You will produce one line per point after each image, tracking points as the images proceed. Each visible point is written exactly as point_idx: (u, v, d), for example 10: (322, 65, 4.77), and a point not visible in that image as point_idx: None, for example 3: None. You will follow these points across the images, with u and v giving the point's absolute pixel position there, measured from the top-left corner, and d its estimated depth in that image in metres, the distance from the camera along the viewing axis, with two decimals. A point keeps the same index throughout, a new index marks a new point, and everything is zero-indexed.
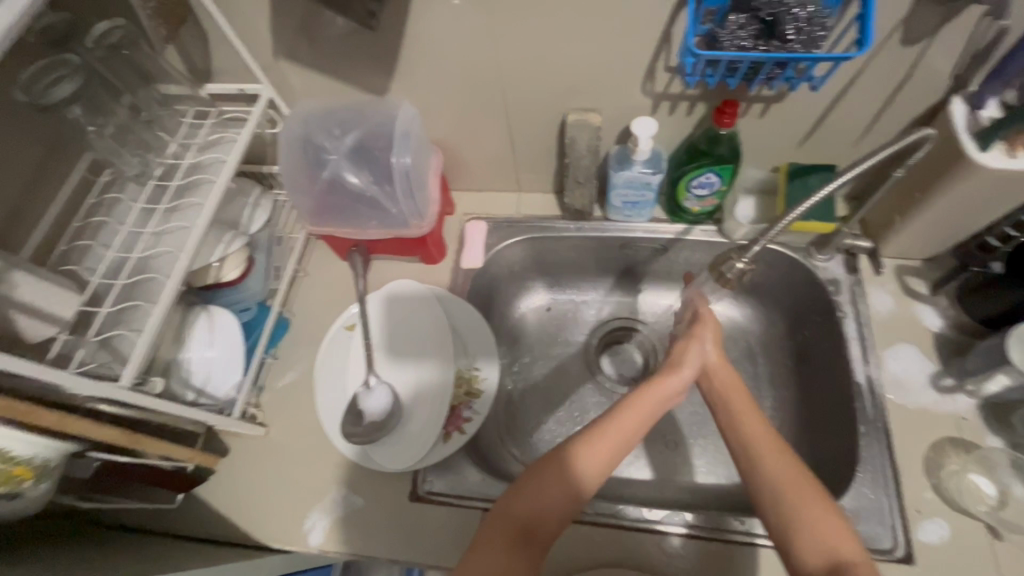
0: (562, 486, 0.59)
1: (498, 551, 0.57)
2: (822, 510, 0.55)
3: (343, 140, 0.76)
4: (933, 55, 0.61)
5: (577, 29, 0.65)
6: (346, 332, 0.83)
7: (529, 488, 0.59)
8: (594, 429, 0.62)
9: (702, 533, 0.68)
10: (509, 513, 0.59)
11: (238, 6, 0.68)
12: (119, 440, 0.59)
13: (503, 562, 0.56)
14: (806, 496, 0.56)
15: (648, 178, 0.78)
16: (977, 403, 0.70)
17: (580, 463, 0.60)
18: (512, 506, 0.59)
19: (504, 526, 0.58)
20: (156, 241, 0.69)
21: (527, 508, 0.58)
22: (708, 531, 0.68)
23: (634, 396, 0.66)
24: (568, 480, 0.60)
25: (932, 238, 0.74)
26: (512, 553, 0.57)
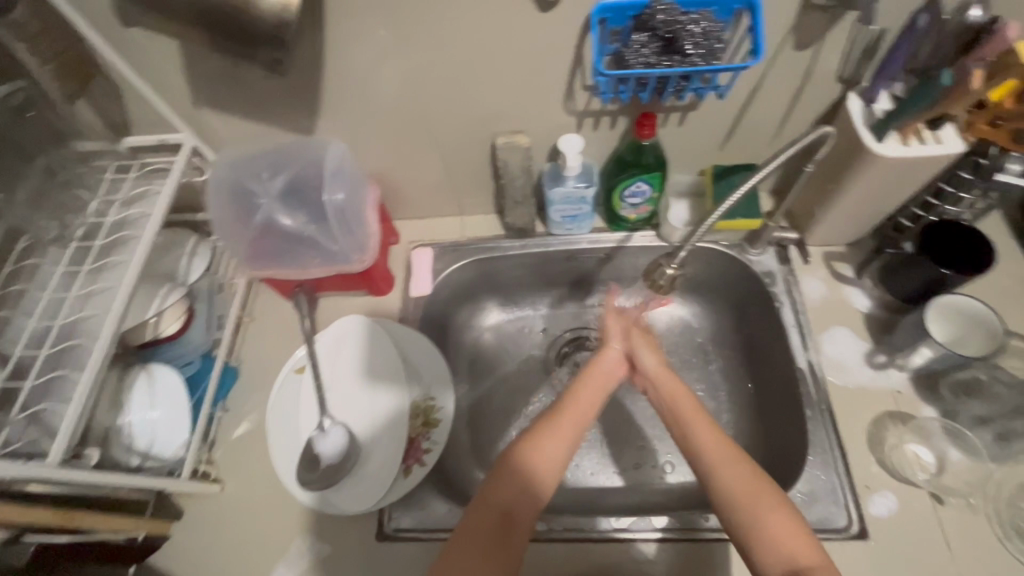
0: (524, 479, 0.62)
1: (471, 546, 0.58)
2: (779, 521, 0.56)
3: (272, 183, 0.76)
4: (824, 58, 0.66)
5: (493, 57, 0.67)
6: (296, 375, 0.80)
7: (498, 479, 0.62)
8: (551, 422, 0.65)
9: (675, 534, 0.69)
10: (484, 504, 0.61)
11: (148, 58, 0.67)
12: (53, 520, 0.56)
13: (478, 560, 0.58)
14: (761, 500, 0.57)
15: (582, 192, 0.80)
16: (909, 375, 0.74)
17: (535, 452, 0.63)
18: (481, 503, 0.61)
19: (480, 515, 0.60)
20: (83, 304, 0.66)
21: (502, 500, 0.61)
22: (680, 531, 0.69)
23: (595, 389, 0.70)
24: (523, 472, 0.62)
25: (850, 224, 0.78)
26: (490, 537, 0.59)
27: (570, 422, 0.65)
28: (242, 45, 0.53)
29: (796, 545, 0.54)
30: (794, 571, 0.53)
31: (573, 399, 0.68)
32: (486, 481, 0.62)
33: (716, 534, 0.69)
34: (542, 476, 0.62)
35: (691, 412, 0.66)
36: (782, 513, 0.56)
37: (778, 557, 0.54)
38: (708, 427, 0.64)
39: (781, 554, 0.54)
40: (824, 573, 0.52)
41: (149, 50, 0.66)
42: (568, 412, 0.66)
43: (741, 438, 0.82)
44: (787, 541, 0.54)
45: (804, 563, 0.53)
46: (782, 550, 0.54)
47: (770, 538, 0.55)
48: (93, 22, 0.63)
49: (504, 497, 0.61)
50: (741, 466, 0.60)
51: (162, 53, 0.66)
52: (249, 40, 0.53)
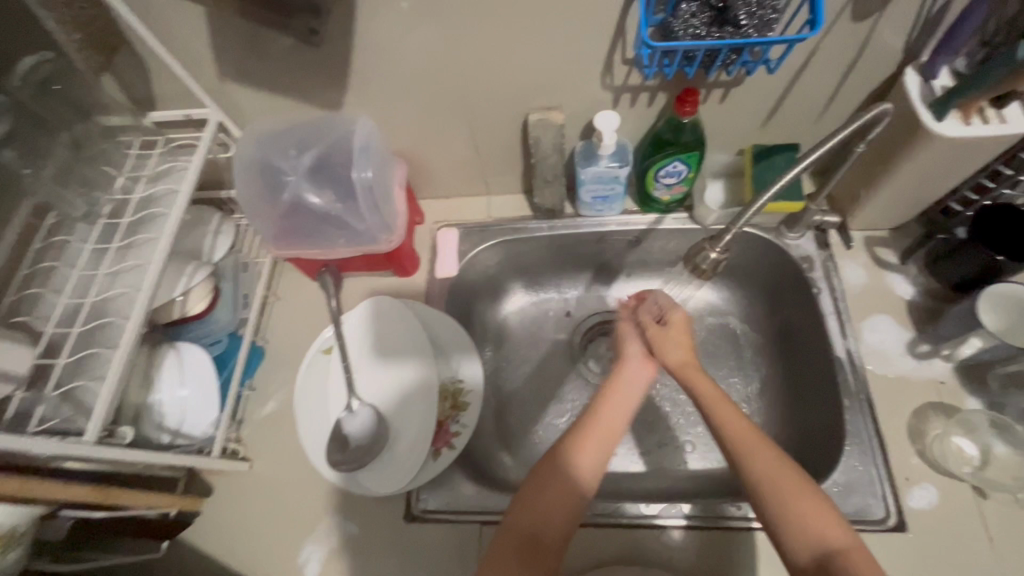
0: (560, 492, 0.60)
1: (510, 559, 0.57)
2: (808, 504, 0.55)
3: (300, 160, 0.74)
4: (883, 30, 0.62)
5: (530, 29, 0.64)
6: (324, 356, 0.79)
7: (536, 491, 0.60)
8: (583, 433, 0.63)
9: (699, 522, 0.68)
10: (516, 525, 0.59)
11: (175, 28, 0.65)
12: (90, 497, 0.56)
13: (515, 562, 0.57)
14: (790, 485, 0.56)
15: (616, 172, 0.77)
16: (953, 365, 0.72)
17: (575, 464, 0.61)
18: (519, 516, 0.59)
19: (514, 539, 0.58)
20: (112, 281, 0.66)
21: (534, 516, 0.59)
22: (704, 520, 0.69)
23: (622, 403, 0.66)
24: (565, 482, 0.60)
25: (896, 208, 0.75)
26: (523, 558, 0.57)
27: (596, 440, 0.63)
28: (275, 14, 0.51)
29: (825, 527, 0.53)
30: (826, 557, 0.52)
31: (602, 412, 0.64)
32: (524, 493, 0.61)
33: (741, 523, 0.68)
34: (581, 483, 0.61)
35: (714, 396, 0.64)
36: (812, 496, 0.55)
37: (810, 539, 0.53)
38: (730, 410, 0.62)
39: (811, 536, 0.53)
40: (856, 555, 0.52)
41: (176, 20, 0.63)
42: (597, 425, 0.63)
43: (773, 426, 0.80)
44: (819, 524, 0.53)
45: (836, 545, 0.53)
46: (812, 533, 0.53)
47: (802, 522, 0.54)
48: None
49: (541, 511, 0.59)
50: (766, 448, 0.58)
51: (188, 23, 0.64)
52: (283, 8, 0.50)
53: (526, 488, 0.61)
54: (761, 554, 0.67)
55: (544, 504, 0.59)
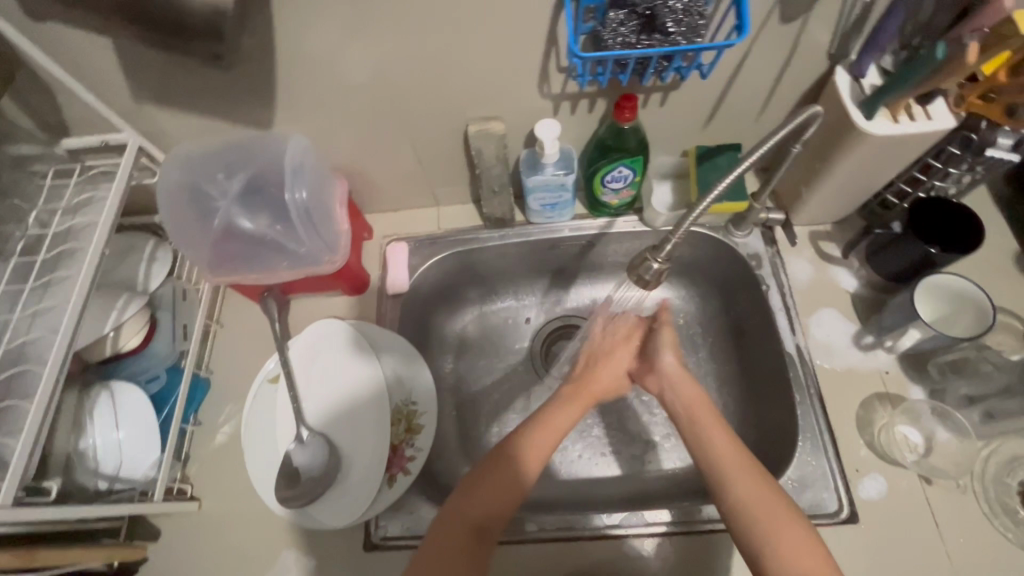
0: (510, 478, 0.61)
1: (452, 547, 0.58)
2: (789, 531, 0.55)
3: (230, 184, 0.71)
4: (812, 30, 0.62)
5: (460, 40, 0.62)
6: (270, 385, 0.76)
7: (485, 480, 0.61)
8: (541, 424, 0.65)
9: (677, 529, 0.69)
10: (465, 512, 0.59)
11: (78, 51, 0.60)
12: (13, 563, 0.53)
13: (456, 556, 0.57)
14: (778, 514, 0.56)
15: (562, 179, 0.76)
16: (897, 356, 0.73)
17: (526, 457, 0.62)
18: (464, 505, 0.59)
19: (460, 526, 0.59)
20: (31, 323, 0.61)
21: (483, 504, 0.59)
22: (682, 525, 0.69)
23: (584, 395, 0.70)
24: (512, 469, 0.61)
25: (838, 203, 0.76)
26: (467, 543, 0.58)
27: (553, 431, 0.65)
28: (175, 38, 0.47)
29: (810, 560, 0.53)
30: None
31: (558, 411, 0.67)
32: (471, 481, 0.61)
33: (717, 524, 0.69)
34: (527, 468, 0.62)
35: (707, 419, 0.64)
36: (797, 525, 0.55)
37: (791, 574, 0.52)
38: (724, 437, 0.63)
39: (795, 568, 0.53)
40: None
41: (78, 42, 0.59)
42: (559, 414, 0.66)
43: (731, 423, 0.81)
44: (801, 556, 0.53)
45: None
46: (792, 563, 0.53)
47: (784, 554, 0.53)
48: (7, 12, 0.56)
49: (486, 501, 0.60)
50: (756, 478, 0.59)
51: (91, 46, 0.59)
52: (183, 33, 0.47)
53: (475, 477, 0.61)
54: (733, 554, 0.68)
55: (490, 492, 0.60)
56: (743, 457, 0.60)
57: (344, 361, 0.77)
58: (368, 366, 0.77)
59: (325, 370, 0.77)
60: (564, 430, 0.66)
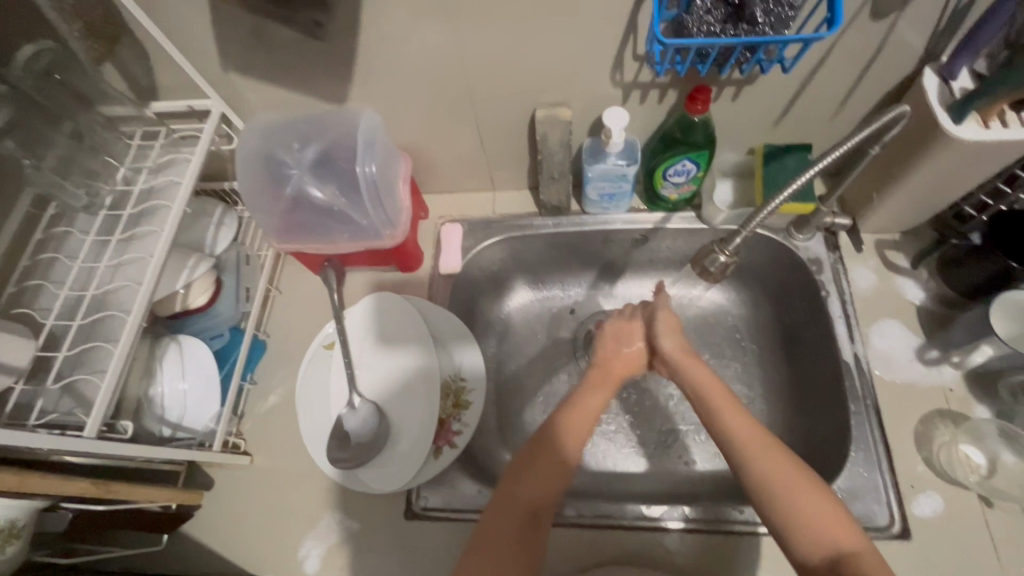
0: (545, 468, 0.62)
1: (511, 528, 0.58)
2: (810, 503, 0.54)
3: (304, 153, 0.73)
4: (904, 28, 0.60)
5: (539, 23, 0.63)
6: (325, 351, 0.78)
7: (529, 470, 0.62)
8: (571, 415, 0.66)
9: (698, 525, 0.68)
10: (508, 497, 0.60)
11: (176, 19, 0.64)
12: (90, 492, 0.56)
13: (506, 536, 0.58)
14: (799, 486, 0.55)
15: (624, 170, 0.76)
16: (963, 372, 0.71)
17: (562, 449, 0.63)
18: (514, 490, 0.60)
19: (505, 510, 0.59)
20: (114, 274, 0.65)
21: (529, 490, 0.60)
22: (706, 523, 0.68)
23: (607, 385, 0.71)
24: (553, 459, 0.62)
25: (911, 211, 0.73)
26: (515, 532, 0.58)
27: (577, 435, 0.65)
28: None
29: (833, 531, 0.52)
30: (837, 560, 0.51)
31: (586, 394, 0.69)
32: (519, 467, 0.62)
33: (744, 526, 0.68)
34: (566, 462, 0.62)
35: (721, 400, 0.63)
36: (821, 500, 0.54)
37: (816, 539, 0.52)
38: (736, 410, 0.62)
39: (817, 539, 0.52)
40: (867, 559, 0.50)
41: (178, 10, 0.62)
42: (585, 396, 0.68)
43: (777, 429, 0.80)
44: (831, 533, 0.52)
45: (845, 549, 0.51)
46: (818, 535, 0.52)
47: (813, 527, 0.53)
48: None
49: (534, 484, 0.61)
50: (768, 451, 0.58)
51: (189, 13, 0.62)
52: None
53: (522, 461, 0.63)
54: (752, 557, 0.67)
55: (525, 489, 0.60)
56: (759, 436, 0.59)
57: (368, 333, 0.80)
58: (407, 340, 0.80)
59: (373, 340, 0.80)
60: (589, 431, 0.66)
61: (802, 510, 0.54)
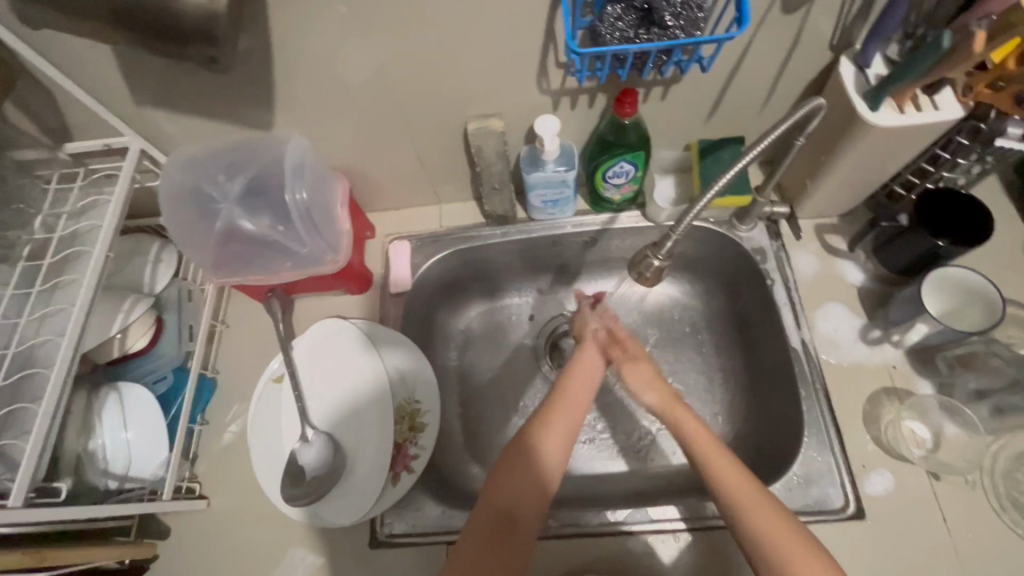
0: (529, 481, 0.60)
1: (484, 540, 0.58)
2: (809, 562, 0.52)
3: (230, 186, 0.71)
4: (815, 21, 0.61)
5: (458, 39, 0.62)
6: (274, 385, 0.77)
7: (511, 472, 0.60)
8: (549, 417, 0.64)
9: (686, 525, 0.69)
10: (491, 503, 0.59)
11: (77, 59, 0.61)
12: (23, 563, 0.54)
13: (489, 548, 0.57)
14: (794, 544, 0.53)
15: (563, 175, 0.76)
16: (904, 350, 0.73)
17: (543, 456, 0.61)
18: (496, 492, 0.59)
19: (489, 517, 0.58)
20: (38, 327, 0.62)
21: (507, 494, 0.59)
22: (691, 521, 0.69)
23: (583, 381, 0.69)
24: (530, 470, 0.60)
25: (844, 195, 0.75)
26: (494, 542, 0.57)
27: (564, 433, 0.63)
28: (169, 43, 0.47)
29: None
30: None
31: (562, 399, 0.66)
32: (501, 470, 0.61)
33: (716, 521, 0.68)
34: (546, 469, 0.61)
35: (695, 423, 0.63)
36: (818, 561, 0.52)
37: None
38: (722, 458, 0.60)
39: None
40: None
41: (77, 50, 0.59)
42: (563, 408, 0.65)
43: (737, 419, 0.80)
44: None
45: None
46: None
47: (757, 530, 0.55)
48: (7, 19, 0.56)
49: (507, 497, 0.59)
50: (764, 505, 0.56)
51: (92, 53, 0.60)
52: (176, 37, 0.47)
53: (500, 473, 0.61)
54: (716, 551, 0.68)
55: (519, 484, 0.60)
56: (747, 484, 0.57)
57: (345, 358, 0.78)
58: (371, 359, 0.77)
59: (326, 370, 0.78)
60: (574, 429, 0.64)
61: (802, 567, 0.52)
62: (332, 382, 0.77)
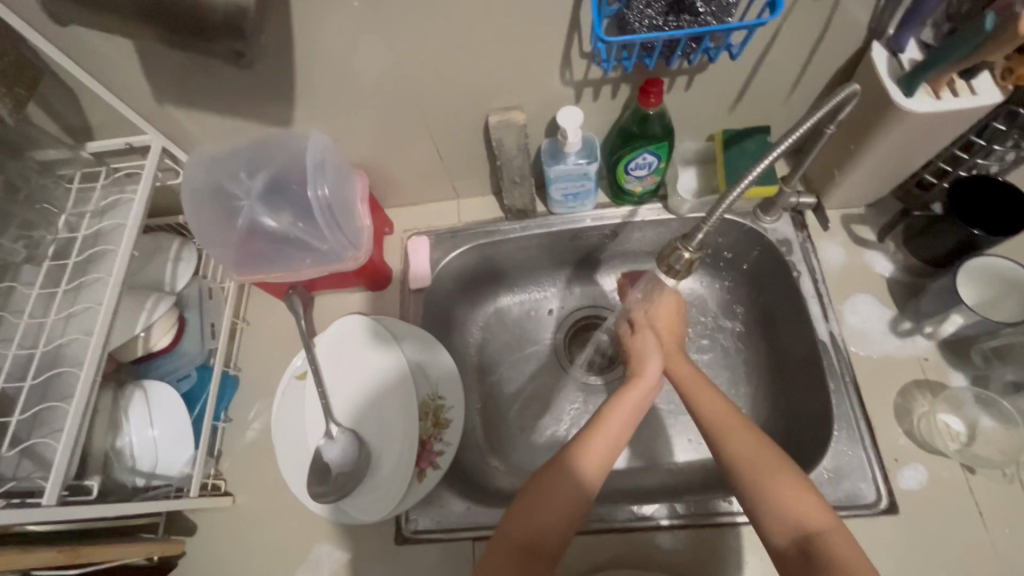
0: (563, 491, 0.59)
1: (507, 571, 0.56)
2: (824, 526, 0.52)
3: (253, 182, 0.71)
4: (847, 6, 0.60)
5: (481, 30, 0.61)
6: (298, 382, 0.77)
7: (533, 501, 0.59)
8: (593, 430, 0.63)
9: (688, 520, 0.68)
10: (506, 536, 0.58)
11: (100, 58, 0.61)
12: (57, 561, 0.54)
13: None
14: (807, 508, 0.53)
15: (585, 168, 0.75)
16: (936, 342, 0.71)
17: (579, 465, 0.60)
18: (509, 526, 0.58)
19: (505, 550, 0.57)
20: (65, 326, 0.62)
21: (522, 526, 0.58)
22: (695, 518, 0.68)
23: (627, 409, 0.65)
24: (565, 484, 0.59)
25: (873, 185, 0.74)
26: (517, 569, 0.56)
27: (603, 439, 0.62)
28: (195, 39, 0.47)
29: (849, 556, 0.50)
30: None
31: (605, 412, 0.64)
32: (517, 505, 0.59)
33: (723, 518, 0.67)
34: (583, 481, 0.60)
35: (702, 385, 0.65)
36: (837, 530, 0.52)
37: (832, 569, 0.50)
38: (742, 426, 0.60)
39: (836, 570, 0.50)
40: None
41: (100, 49, 0.59)
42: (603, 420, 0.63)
43: (762, 413, 0.79)
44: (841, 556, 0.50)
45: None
46: (835, 562, 0.50)
47: (786, 510, 0.54)
48: (30, 18, 0.56)
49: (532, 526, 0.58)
50: (782, 470, 0.56)
51: (115, 51, 0.60)
52: (201, 31, 0.46)
53: (519, 501, 0.60)
54: (744, 547, 0.67)
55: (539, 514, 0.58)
56: (766, 452, 0.57)
57: (367, 354, 0.78)
58: (392, 357, 0.76)
59: (348, 366, 0.77)
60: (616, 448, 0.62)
61: (818, 533, 0.52)
62: (354, 379, 0.77)
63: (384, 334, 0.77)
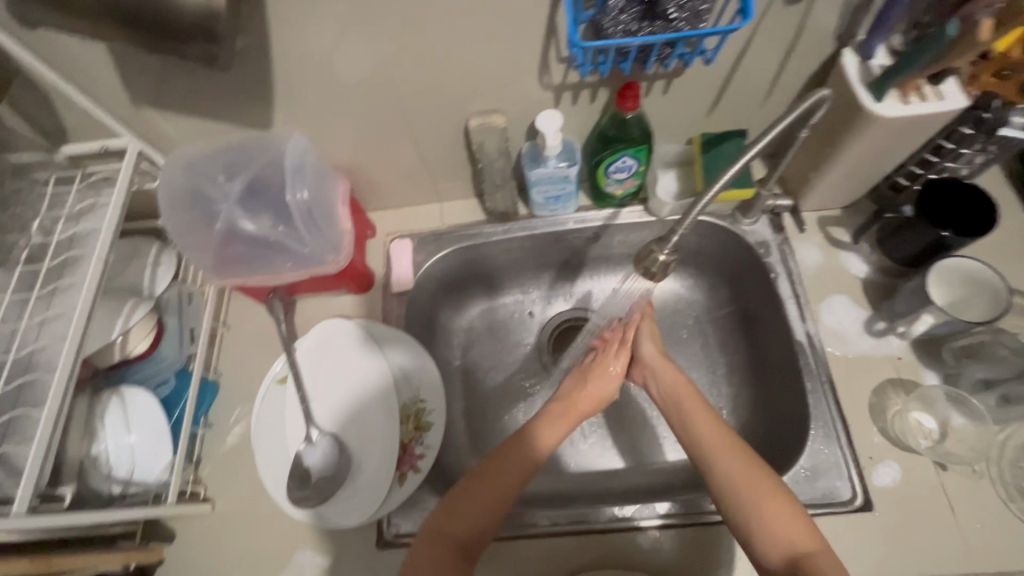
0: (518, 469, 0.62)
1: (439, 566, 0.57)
2: (774, 503, 0.55)
3: (231, 187, 0.70)
4: (818, 13, 0.61)
5: (458, 34, 0.61)
6: (279, 386, 0.76)
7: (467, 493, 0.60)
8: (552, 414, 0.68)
9: (675, 520, 0.68)
10: (444, 531, 0.59)
11: (74, 61, 0.60)
12: (30, 570, 0.53)
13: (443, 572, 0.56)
14: (757, 487, 0.56)
15: (566, 171, 0.75)
16: (909, 342, 0.73)
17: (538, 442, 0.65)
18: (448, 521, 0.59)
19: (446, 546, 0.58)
20: (39, 331, 0.61)
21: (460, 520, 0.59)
22: (684, 517, 0.68)
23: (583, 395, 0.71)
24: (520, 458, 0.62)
25: (847, 188, 0.75)
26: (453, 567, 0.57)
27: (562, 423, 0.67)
28: (167, 41, 0.46)
29: (793, 531, 0.53)
30: (796, 560, 0.51)
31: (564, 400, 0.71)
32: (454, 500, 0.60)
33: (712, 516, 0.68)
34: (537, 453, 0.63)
35: (693, 404, 0.66)
36: (786, 508, 0.55)
37: (778, 542, 0.53)
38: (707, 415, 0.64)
39: (783, 542, 0.53)
40: (824, 558, 0.51)
41: (74, 52, 0.59)
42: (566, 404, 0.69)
43: (743, 413, 0.80)
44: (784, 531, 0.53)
45: (804, 549, 0.52)
46: (779, 536, 0.53)
47: (737, 492, 0.57)
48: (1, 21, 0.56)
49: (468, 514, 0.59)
50: (737, 455, 0.59)
51: (89, 54, 0.59)
52: (173, 34, 0.46)
53: (455, 494, 0.61)
54: (724, 545, 0.67)
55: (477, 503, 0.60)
56: (726, 438, 0.61)
57: (349, 358, 0.78)
58: (373, 360, 0.77)
59: (329, 370, 0.77)
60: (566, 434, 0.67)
61: (763, 509, 0.55)
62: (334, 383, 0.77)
63: (367, 338, 0.78)
